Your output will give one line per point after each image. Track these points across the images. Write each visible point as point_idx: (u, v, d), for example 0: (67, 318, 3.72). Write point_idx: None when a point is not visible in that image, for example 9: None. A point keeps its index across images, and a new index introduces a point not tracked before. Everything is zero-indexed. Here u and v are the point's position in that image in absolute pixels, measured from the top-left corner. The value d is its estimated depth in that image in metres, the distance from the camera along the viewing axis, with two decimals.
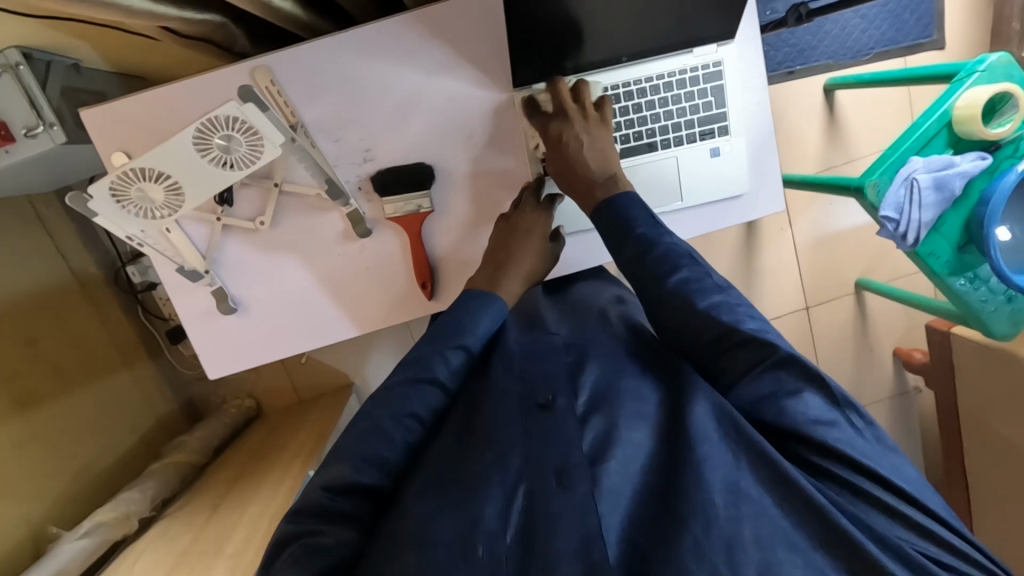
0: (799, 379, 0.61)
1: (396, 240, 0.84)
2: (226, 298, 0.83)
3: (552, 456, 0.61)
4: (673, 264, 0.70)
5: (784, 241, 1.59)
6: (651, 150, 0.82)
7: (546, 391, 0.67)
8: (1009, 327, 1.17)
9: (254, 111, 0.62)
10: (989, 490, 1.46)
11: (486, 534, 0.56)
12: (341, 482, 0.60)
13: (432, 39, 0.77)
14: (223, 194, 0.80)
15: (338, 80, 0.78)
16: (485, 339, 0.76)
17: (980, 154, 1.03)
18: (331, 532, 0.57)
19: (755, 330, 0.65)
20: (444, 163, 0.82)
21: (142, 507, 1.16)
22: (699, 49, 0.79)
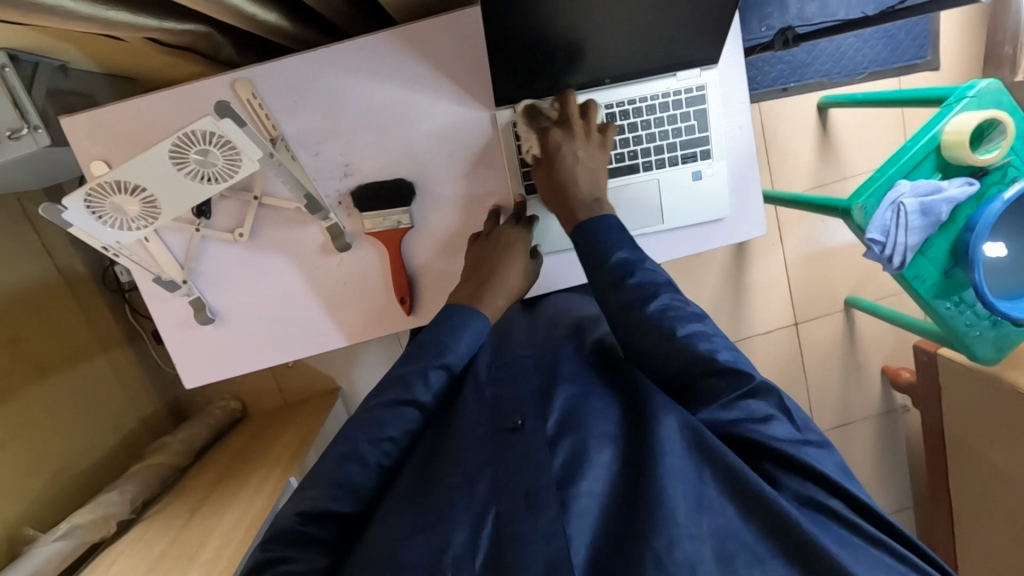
0: (766, 403, 0.62)
1: (375, 254, 0.83)
2: (203, 307, 0.82)
3: (519, 480, 0.60)
4: (650, 292, 0.70)
5: (775, 256, 1.59)
6: (633, 172, 0.82)
7: (516, 414, 0.66)
8: (993, 352, 1.17)
9: (230, 125, 0.61)
10: (972, 511, 1.46)
11: (452, 560, 0.56)
12: (316, 510, 0.62)
13: (415, 56, 0.77)
14: (201, 206, 0.79)
15: (319, 95, 0.77)
16: (467, 357, 0.76)
17: (967, 180, 1.03)
18: (302, 558, 0.60)
19: (728, 358, 0.64)
20: (424, 179, 0.82)
21: (121, 509, 1.15)
22: (682, 72, 0.79)
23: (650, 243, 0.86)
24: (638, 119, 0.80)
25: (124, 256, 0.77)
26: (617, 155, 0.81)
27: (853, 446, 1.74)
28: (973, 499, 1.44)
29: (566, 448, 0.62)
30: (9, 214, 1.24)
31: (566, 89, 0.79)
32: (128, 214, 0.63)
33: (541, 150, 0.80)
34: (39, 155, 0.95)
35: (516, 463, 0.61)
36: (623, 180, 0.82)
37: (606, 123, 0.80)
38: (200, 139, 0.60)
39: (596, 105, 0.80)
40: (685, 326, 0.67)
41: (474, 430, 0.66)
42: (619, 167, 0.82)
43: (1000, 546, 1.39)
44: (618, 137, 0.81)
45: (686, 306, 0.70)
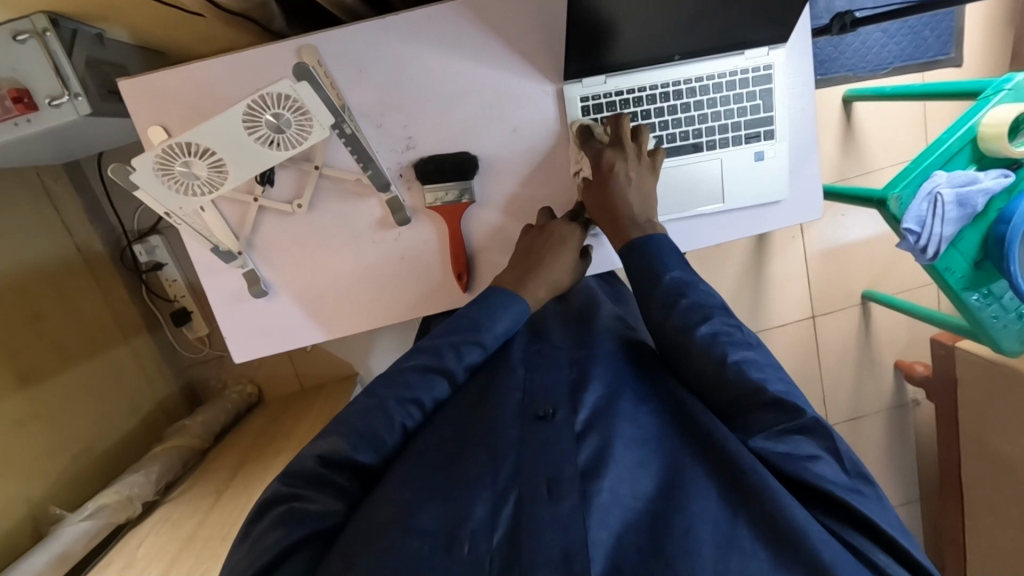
0: (817, 443, 0.60)
1: (434, 230, 0.82)
2: (258, 280, 0.81)
3: (544, 465, 0.61)
4: (702, 315, 0.69)
5: (794, 249, 1.60)
6: (696, 151, 0.82)
7: (545, 404, 0.67)
8: (1018, 344, 1.19)
9: (305, 87, 0.62)
10: (985, 504, 1.48)
11: (471, 531, 0.57)
12: (334, 456, 0.61)
13: (482, 28, 0.76)
14: (265, 173, 0.77)
15: (385, 64, 0.76)
16: (502, 339, 0.75)
17: (1003, 172, 1.04)
18: (319, 500, 0.59)
19: (779, 389, 0.62)
20: (485, 154, 0.81)
21: (145, 490, 1.13)
22: (750, 51, 0.79)
23: (706, 224, 0.86)
24: (704, 97, 0.80)
25: (182, 222, 0.75)
26: (680, 134, 0.81)
27: (864, 440, 1.77)
28: (987, 492, 1.47)
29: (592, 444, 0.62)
30: (30, 188, 1.22)
31: (620, 114, 0.78)
32: (196, 177, 0.64)
33: (593, 170, 0.79)
34: (73, 126, 0.92)
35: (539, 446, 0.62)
36: (685, 160, 0.82)
37: (671, 102, 0.80)
38: (274, 101, 0.62)
39: (662, 83, 0.79)
40: (738, 351, 0.65)
41: (500, 411, 0.67)
42: (683, 145, 0.82)
43: (1012, 535, 1.42)
44: (683, 116, 0.81)
45: (739, 332, 0.68)
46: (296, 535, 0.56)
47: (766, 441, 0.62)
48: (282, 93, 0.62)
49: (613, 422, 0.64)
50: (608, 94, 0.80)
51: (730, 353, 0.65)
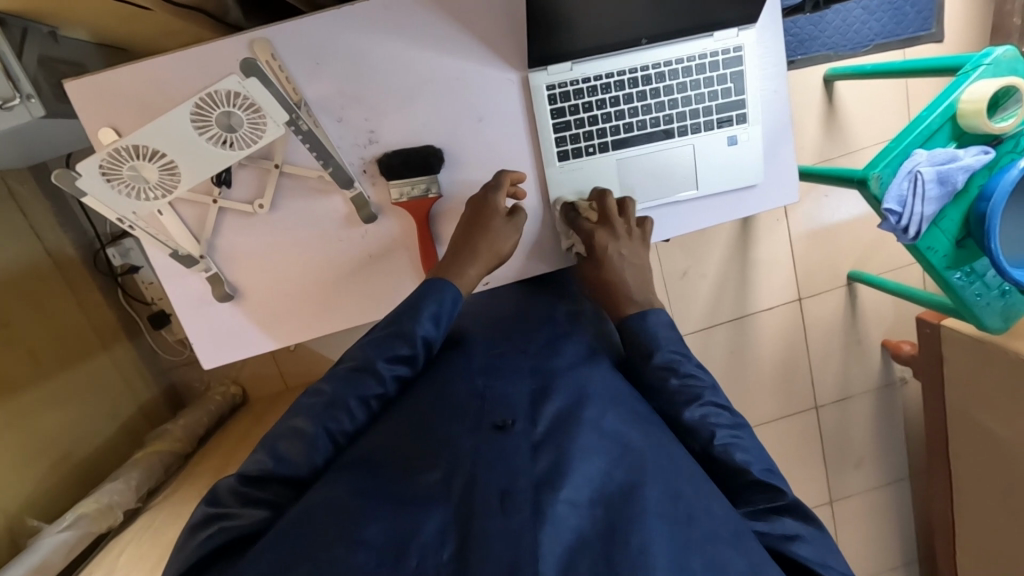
0: (798, 522, 0.65)
1: (401, 226, 0.80)
2: (222, 283, 0.79)
3: (496, 479, 0.59)
4: (693, 395, 0.70)
5: (780, 232, 1.59)
6: (667, 138, 0.80)
7: (503, 413, 0.66)
8: (1002, 322, 1.18)
9: (256, 85, 0.60)
10: (972, 480, 1.49)
11: (419, 544, 0.55)
12: (256, 474, 0.65)
13: (442, 16, 0.74)
14: (221, 174, 0.75)
15: (343, 56, 0.74)
16: (437, 324, 0.74)
17: (983, 149, 1.03)
18: (237, 516, 0.62)
19: (762, 473, 0.66)
20: (451, 147, 0.79)
21: (126, 498, 1.12)
22: (719, 32, 0.77)
23: (679, 212, 0.84)
24: (673, 81, 0.78)
25: (138, 228, 0.73)
26: (651, 120, 0.79)
27: (852, 420, 1.77)
28: (973, 468, 1.48)
29: (550, 458, 0.61)
30: None
31: (605, 190, 0.81)
32: (146, 180, 0.62)
33: (586, 248, 0.81)
34: (30, 127, 0.89)
35: (495, 457, 0.61)
36: (656, 147, 0.81)
37: (640, 88, 0.78)
38: (223, 100, 0.60)
39: (630, 68, 0.77)
40: (726, 436, 0.68)
41: (463, 423, 0.66)
42: (654, 131, 0.80)
43: (999, 509, 1.44)
44: (653, 101, 0.79)
45: (727, 413, 0.70)
46: (214, 545, 0.59)
47: (754, 518, 0.66)
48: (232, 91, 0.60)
49: (568, 437, 0.63)
50: (574, 81, 0.77)
51: (717, 440, 0.67)
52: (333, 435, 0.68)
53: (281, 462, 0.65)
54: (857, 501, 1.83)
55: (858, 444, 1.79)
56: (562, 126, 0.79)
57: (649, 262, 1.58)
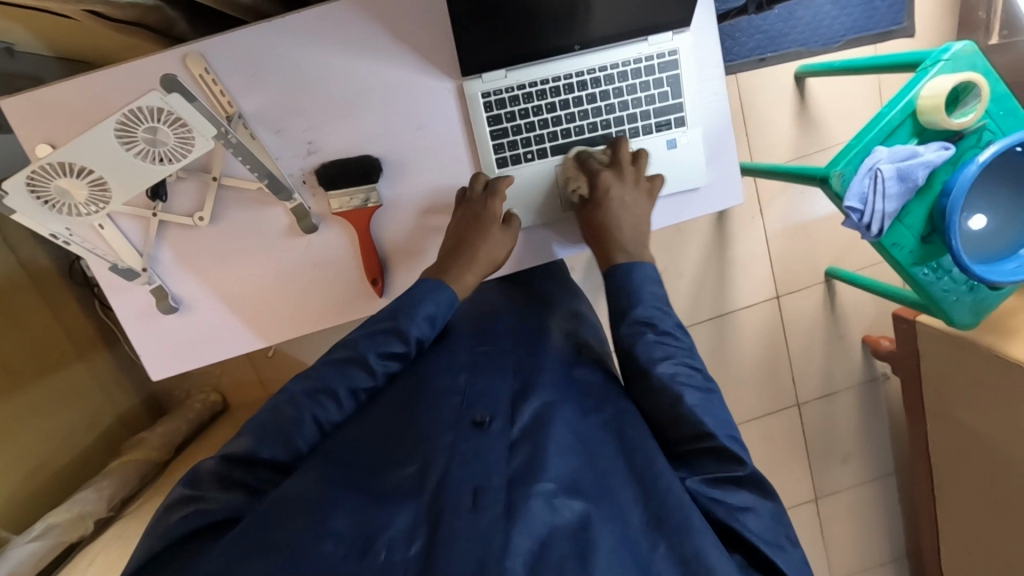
0: (754, 496, 0.64)
1: (343, 236, 0.80)
2: (165, 297, 0.79)
3: (470, 475, 0.61)
4: (666, 352, 0.70)
5: (756, 230, 1.59)
6: (606, 142, 0.81)
7: (482, 409, 0.68)
8: (972, 317, 1.17)
9: (179, 100, 0.62)
10: (951, 475, 1.49)
11: (388, 540, 0.57)
12: (240, 456, 0.66)
13: (374, 27, 0.74)
14: (157, 188, 0.75)
15: (278, 68, 0.74)
16: (428, 324, 0.75)
17: (943, 144, 1.03)
18: (217, 498, 0.63)
19: (727, 438, 0.65)
20: (390, 157, 0.79)
21: (99, 507, 1.13)
22: (653, 37, 0.77)
23: None
24: (609, 87, 0.78)
25: (74, 240, 0.74)
26: (589, 125, 0.80)
27: (836, 416, 1.76)
28: (952, 463, 1.47)
29: (523, 455, 0.63)
30: None
31: (621, 138, 0.79)
32: (75, 198, 0.65)
33: (587, 193, 0.80)
34: None
35: (472, 453, 0.62)
36: (596, 152, 0.81)
37: (576, 94, 0.78)
38: (147, 116, 0.62)
39: (565, 74, 0.77)
40: (695, 396, 0.67)
41: (438, 420, 0.67)
42: (592, 137, 0.80)
43: (979, 504, 1.43)
44: (589, 107, 0.79)
45: (699, 375, 0.69)
46: (197, 522, 0.60)
47: (704, 484, 0.65)
48: (156, 107, 0.62)
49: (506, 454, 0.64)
50: (510, 88, 0.77)
51: (686, 397, 0.66)
52: (319, 424, 0.69)
53: (263, 443, 0.66)
54: (844, 497, 1.83)
55: (843, 439, 1.78)
56: (500, 133, 0.79)
57: None
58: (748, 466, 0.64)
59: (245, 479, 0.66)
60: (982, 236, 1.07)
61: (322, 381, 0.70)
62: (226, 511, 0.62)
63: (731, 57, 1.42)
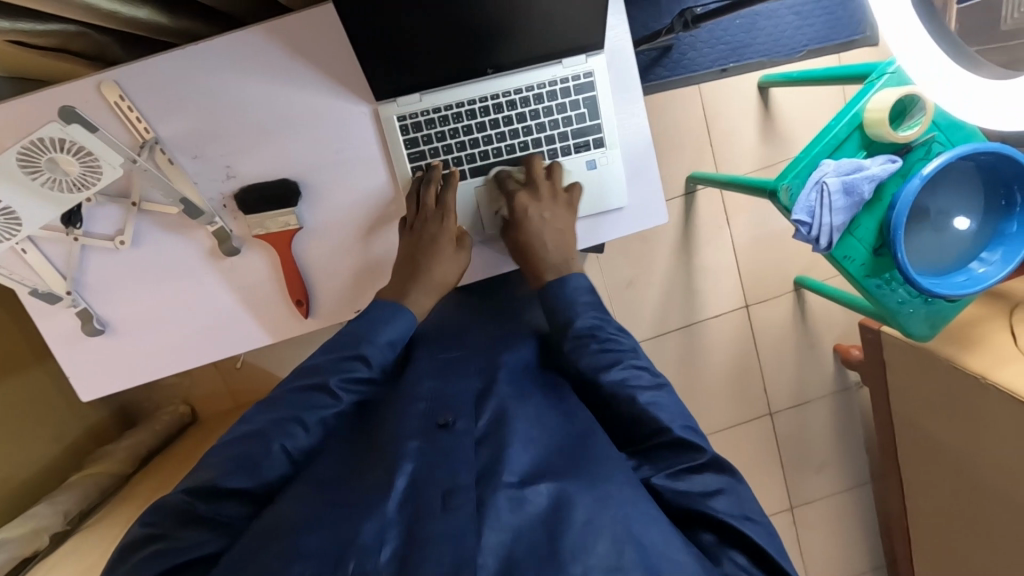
0: (718, 476, 0.65)
1: (265, 258, 0.82)
2: (90, 319, 0.80)
3: (438, 476, 0.62)
4: (613, 359, 0.72)
5: (723, 240, 1.59)
6: (525, 163, 0.81)
7: (447, 412, 0.69)
8: (928, 329, 1.17)
9: (80, 131, 0.66)
10: (919, 485, 1.48)
11: (360, 551, 0.56)
12: (206, 487, 0.64)
13: (288, 53, 0.75)
14: (71, 214, 0.76)
15: (196, 94, 0.75)
16: (385, 354, 0.77)
17: (890, 158, 1.02)
18: (187, 536, 0.62)
19: (682, 430, 0.67)
20: (309, 180, 0.79)
21: (55, 521, 1.13)
22: (568, 59, 0.78)
23: None
24: (526, 109, 0.79)
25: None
26: (507, 147, 0.81)
27: (810, 425, 1.75)
28: (921, 474, 1.46)
29: (488, 452, 0.65)
30: None
31: (556, 163, 0.80)
32: None
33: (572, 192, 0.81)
34: None
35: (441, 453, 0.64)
36: (516, 173, 0.82)
37: (493, 116, 0.79)
38: (50, 146, 0.66)
39: (481, 97, 0.78)
40: (647, 396, 0.69)
41: (404, 421, 0.69)
42: (511, 158, 0.81)
43: (946, 515, 1.42)
44: (506, 129, 0.80)
45: (648, 374, 0.72)
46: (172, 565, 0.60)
47: (665, 477, 0.67)
48: (58, 137, 0.66)
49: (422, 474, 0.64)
50: (426, 111, 0.78)
51: (639, 397, 0.68)
52: (288, 451, 0.69)
53: (232, 474, 0.65)
54: (822, 508, 1.79)
55: (816, 447, 1.76)
56: (419, 155, 0.80)
57: (592, 272, 1.57)
58: (707, 450, 0.65)
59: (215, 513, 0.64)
60: (955, 240, 1.07)
61: (288, 410, 0.71)
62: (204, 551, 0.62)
63: (692, 68, 1.42)
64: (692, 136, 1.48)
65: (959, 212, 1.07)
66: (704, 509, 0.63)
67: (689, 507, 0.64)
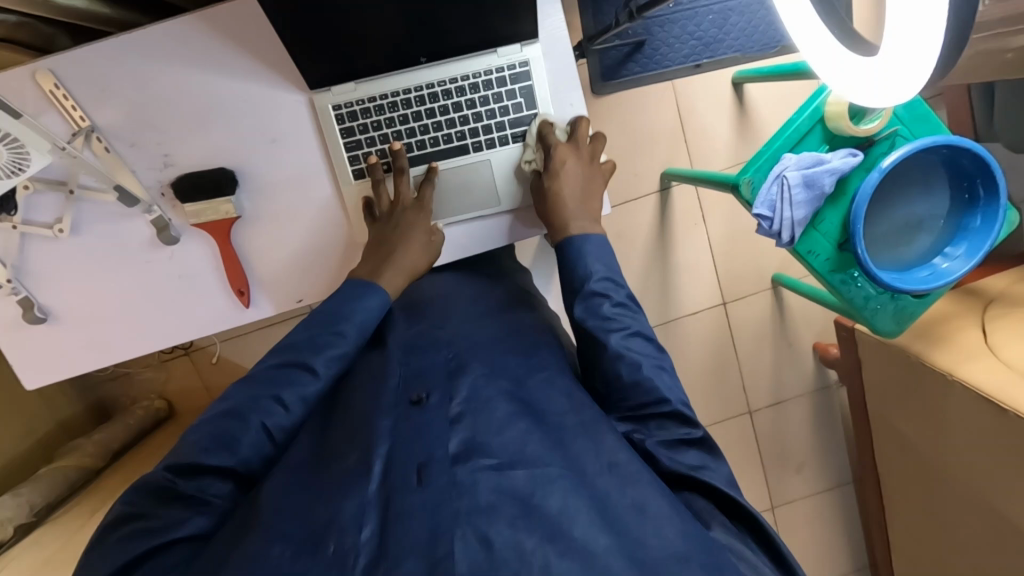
0: (703, 454, 0.67)
1: (205, 247, 0.82)
2: (32, 306, 0.81)
3: (414, 453, 0.58)
4: (622, 325, 0.70)
5: (698, 238, 1.58)
6: (463, 153, 0.82)
7: (421, 387, 0.64)
8: (894, 325, 1.16)
9: (5, 117, 0.68)
10: (894, 485, 1.46)
11: (339, 529, 0.55)
12: (185, 464, 0.61)
13: (223, 42, 0.76)
14: (7, 202, 0.77)
15: (132, 84, 0.76)
16: (364, 329, 0.73)
17: (851, 151, 1.01)
18: (165, 516, 0.60)
19: (680, 405, 0.67)
20: (248, 170, 0.80)
21: (19, 513, 1.13)
22: (503, 48, 0.79)
23: (491, 226, 0.85)
24: (461, 99, 0.80)
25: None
26: (444, 137, 0.81)
27: (789, 423, 1.73)
28: (895, 473, 1.44)
29: (465, 429, 0.60)
30: None
31: (583, 117, 0.81)
32: None
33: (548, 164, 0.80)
34: None
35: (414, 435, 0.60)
36: (453, 163, 0.82)
37: (428, 106, 0.80)
38: None
39: (416, 86, 0.79)
40: (650, 366, 0.68)
41: (378, 399, 0.66)
42: (448, 148, 0.81)
43: (919, 515, 1.40)
44: (442, 119, 0.80)
45: (649, 348, 0.71)
46: (151, 547, 0.58)
47: (660, 445, 0.66)
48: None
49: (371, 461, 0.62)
50: (361, 101, 0.79)
51: (644, 367, 0.67)
52: (268, 430, 0.65)
53: (211, 451, 0.62)
54: (800, 508, 1.77)
55: (795, 446, 1.74)
56: (354, 145, 0.80)
57: None
58: (701, 427, 0.67)
59: (195, 491, 0.61)
60: (928, 236, 1.06)
61: (266, 387, 0.66)
62: (185, 533, 0.60)
63: (664, 64, 1.39)
64: (666, 133, 1.48)
65: (923, 207, 1.06)
66: (699, 478, 0.64)
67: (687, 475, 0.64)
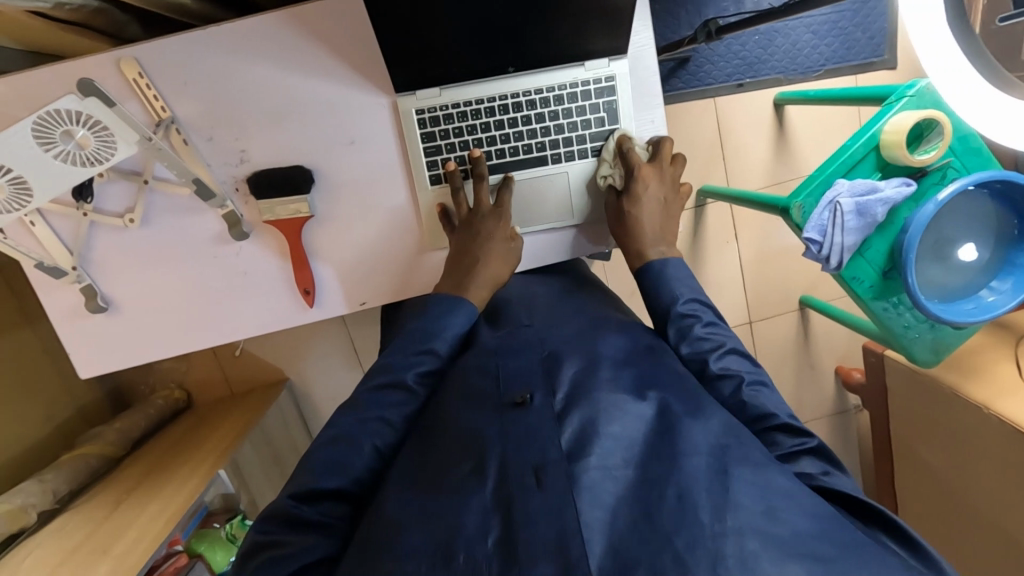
0: (824, 463, 0.62)
1: (276, 242, 0.82)
2: (95, 296, 0.81)
3: (528, 456, 0.57)
4: (716, 345, 0.70)
5: (730, 255, 1.58)
6: (542, 164, 0.83)
7: (522, 389, 0.63)
8: (931, 354, 1.16)
9: (96, 105, 0.67)
10: (912, 512, 1.47)
11: (464, 539, 0.53)
12: (303, 492, 0.59)
13: (306, 38, 0.75)
14: (83, 189, 0.76)
15: (212, 78, 0.75)
16: (454, 342, 0.73)
17: (904, 181, 1.02)
18: (294, 542, 0.56)
19: (791, 417, 0.65)
20: (324, 169, 0.80)
21: (44, 499, 1.11)
22: (590, 62, 0.80)
23: (563, 237, 0.87)
24: (545, 109, 0.80)
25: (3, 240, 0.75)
26: (524, 147, 0.82)
27: None
28: (913, 500, 1.45)
29: (574, 422, 0.59)
30: None
31: (665, 137, 0.81)
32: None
33: (627, 179, 0.80)
34: None
35: (520, 437, 0.58)
36: (532, 173, 0.83)
37: (512, 115, 0.80)
38: (65, 118, 0.66)
39: (502, 95, 0.79)
40: (750, 383, 0.67)
41: (475, 401, 0.64)
42: (528, 158, 0.82)
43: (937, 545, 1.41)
44: (525, 129, 0.81)
45: (749, 364, 0.70)
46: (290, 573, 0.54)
47: (776, 460, 0.63)
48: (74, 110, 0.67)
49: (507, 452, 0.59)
50: (444, 106, 0.79)
51: (745, 386, 0.66)
52: (377, 449, 0.64)
53: (327, 473, 0.60)
54: None
55: None
56: (434, 150, 0.80)
57: None
58: (815, 436, 0.63)
59: (314, 517, 0.58)
60: (973, 268, 1.06)
61: (366, 408, 0.65)
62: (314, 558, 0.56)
63: (707, 81, 1.40)
64: (705, 151, 1.47)
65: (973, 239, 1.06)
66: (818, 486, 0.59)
67: (808, 484, 0.60)
